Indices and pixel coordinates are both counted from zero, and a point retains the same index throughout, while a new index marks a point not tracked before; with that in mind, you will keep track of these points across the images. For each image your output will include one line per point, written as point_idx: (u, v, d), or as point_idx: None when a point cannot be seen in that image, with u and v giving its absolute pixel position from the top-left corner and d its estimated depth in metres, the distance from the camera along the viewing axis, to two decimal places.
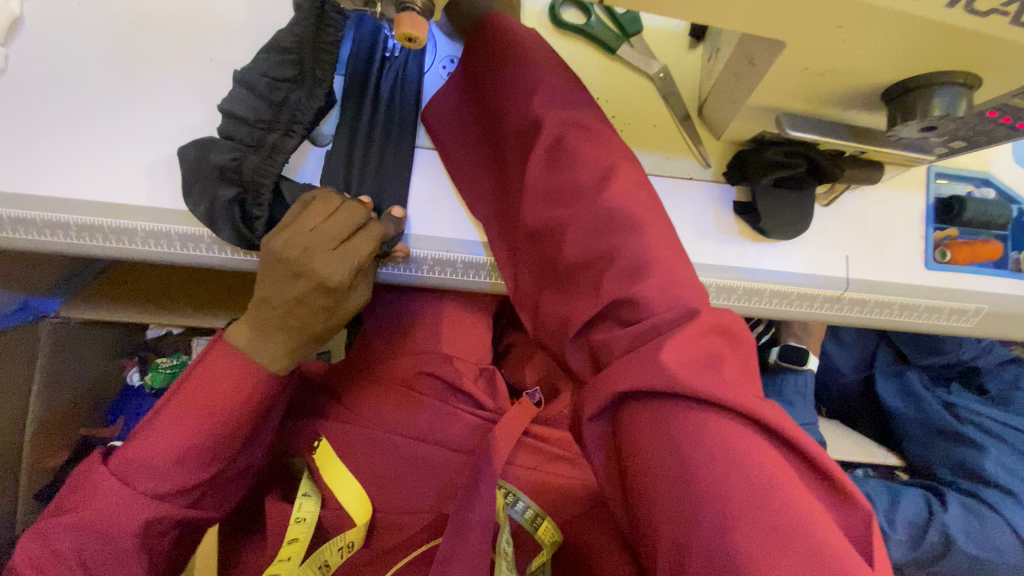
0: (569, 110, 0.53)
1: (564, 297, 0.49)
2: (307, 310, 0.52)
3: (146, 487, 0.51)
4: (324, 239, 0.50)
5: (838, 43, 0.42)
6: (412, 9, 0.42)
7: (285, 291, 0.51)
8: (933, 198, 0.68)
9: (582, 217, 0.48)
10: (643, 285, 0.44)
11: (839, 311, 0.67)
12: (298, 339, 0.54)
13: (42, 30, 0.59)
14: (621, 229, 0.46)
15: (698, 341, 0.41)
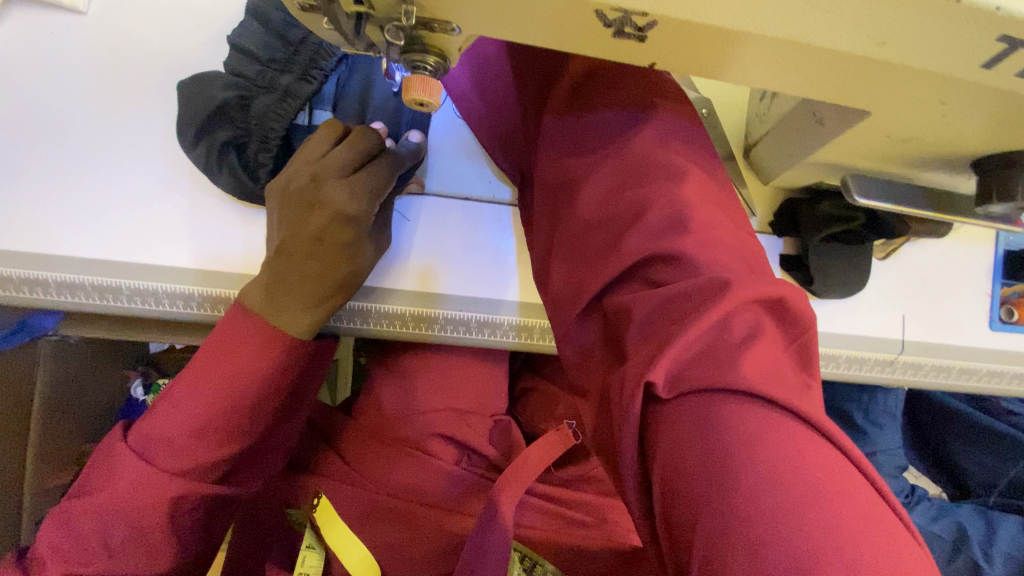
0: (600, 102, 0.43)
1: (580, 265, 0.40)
2: (324, 252, 0.46)
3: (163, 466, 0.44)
4: (335, 166, 0.46)
5: (934, 116, 0.35)
6: (424, 70, 0.36)
7: (299, 234, 0.46)
8: (1002, 250, 0.60)
9: (607, 174, 0.40)
10: (681, 241, 0.35)
11: (892, 374, 0.60)
12: (320, 291, 0.47)
13: (13, 64, 0.53)
14: (655, 196, 0.38)
15: (742, 315, 0.32)
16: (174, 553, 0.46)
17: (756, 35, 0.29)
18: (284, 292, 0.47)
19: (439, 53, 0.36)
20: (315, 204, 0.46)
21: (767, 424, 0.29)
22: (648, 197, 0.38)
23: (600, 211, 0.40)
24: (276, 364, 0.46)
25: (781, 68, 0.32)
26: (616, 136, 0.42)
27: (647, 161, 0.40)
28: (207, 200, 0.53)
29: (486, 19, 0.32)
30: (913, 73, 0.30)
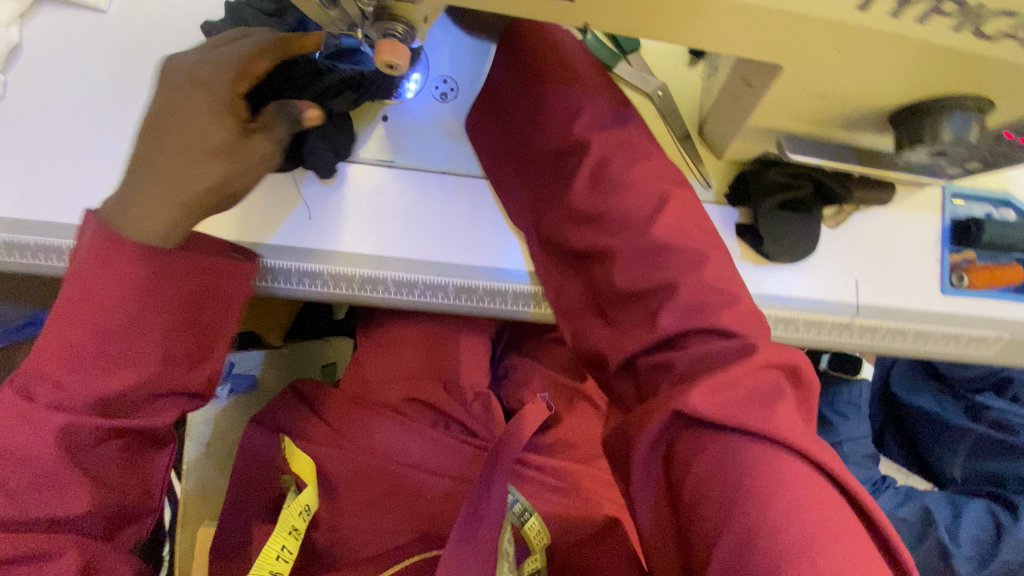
0: (618, 166, 0.52)
1: (615, 332, 0.51)
2: (195, 151, 0.41)
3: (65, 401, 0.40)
4: (218, 58, 0.43)
5: (838, 66, 0.40)
6: (393, 36, 0.41)
7: (170, 129, 0.41)
8: (949, 219, 0.64)
9: (631, 253, 0.49)
10: (705, 317, 0.46)
11: (849, 338, 0.63)
12: (185, 204, 0.41)
13: (42, 57, 0.59)
14: (681, 277, 0.48)
15: (756, 375, 0.42)
16: (94, 496, 0.42)
17: None
18: (142, 190, 0.41)
19: (406, 22, 0.41)
20: (191, 92, 0.42)
21: (791, 464, 0.38)
22: (670, 276, 0.48)
23: (624, 275, 0.49)
24: (164, 282, 0.42)
25: (695, 22, 0.37)
26: (641, 218, 0.50)
27: (660, 245, 0.49)
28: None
29: None
30: (806, 20, 0.35)
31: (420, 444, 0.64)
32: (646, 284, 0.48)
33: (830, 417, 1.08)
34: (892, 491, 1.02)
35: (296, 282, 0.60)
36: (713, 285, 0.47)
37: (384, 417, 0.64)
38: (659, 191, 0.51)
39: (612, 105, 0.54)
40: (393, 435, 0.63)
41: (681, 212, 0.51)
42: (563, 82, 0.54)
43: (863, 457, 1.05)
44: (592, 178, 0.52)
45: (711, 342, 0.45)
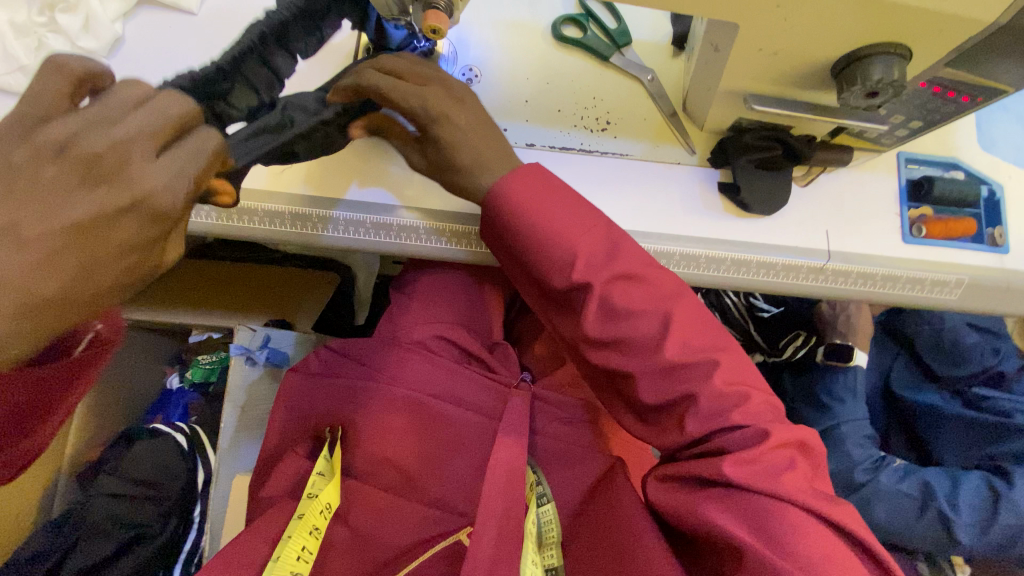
0: (614, 284, 0.56)
1: (650, 428, 0.60)
2: (27, 247, 0.36)
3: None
4: (146, 143, 0.40)
5: (782, 21, 0.51)
6: (436, 7, 0.53)
7: (56, 255, 0.37)
8: (904, 180, 0.74)
9: (648, 372, 0.55)
10: (731, 418, 0.53)
11: (825, 283, 0.71)
12: (25, 296, 0.36)
13: (137, 47, 0.71)
14: (697, 387, 0.54)
15: (772, 454, 0.52)
16: None
17: None
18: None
19: None
20: (61, 255, 0.37)
21: (792, 516, 0.49)
22: (693, 386, 0.54)
23: (601, 330, 0.56)
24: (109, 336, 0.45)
25: None
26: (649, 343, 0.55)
27: (675, 363, 0.55)
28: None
29: None
30: None
31: (447, 378, 0.70)
32: (618, 334, 0.55)
33: (827, 401, 1.05)
34: (893, 466, 1.00)
35: (337, 230, 0.69)
36: (698, 350, 0.55)
37: (414, 354, 0.71)
38: (659, 315, 0.56)
39: (608, 227, 0.58)
40: (422, 369, 0.70)
41: (684, 324, 0.56)
42: (565, 230, 0.56)
43: (865, 437, 1.03)
44: (602, 315, 0.56)
45: (732, 434, 0.53)
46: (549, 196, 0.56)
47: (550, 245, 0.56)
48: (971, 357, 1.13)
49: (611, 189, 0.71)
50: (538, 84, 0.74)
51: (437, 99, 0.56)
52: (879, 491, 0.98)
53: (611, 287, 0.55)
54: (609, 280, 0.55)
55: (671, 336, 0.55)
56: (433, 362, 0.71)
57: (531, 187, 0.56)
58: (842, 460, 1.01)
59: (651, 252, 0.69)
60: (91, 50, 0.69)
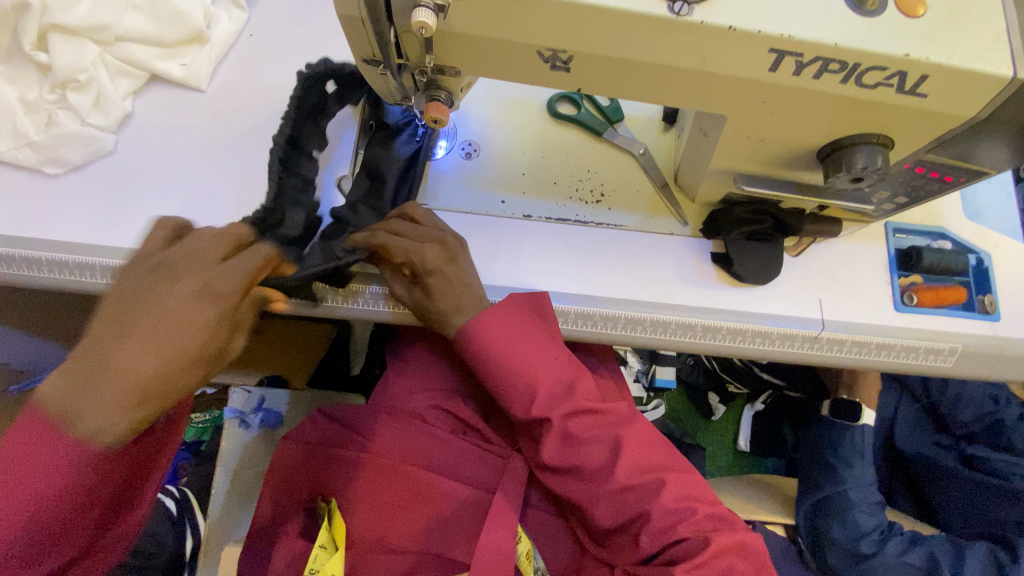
0: (574, 422, 0.59)
1: (613, 550, 0.62)
2: (129, 371, 0.39)
3: (64, 459, 0.37)
4: (215, 250, 0.46)
5: (768, 114, 0.53)
6: (439, 100, 0.56)
7: (143, 327, 0.40)
8: (893, 249, 0.76)
9: (606, 503, 0.59)
10: (679, 530, 0.56)
11: (819, 351, 0.72)
12: (132, 387, 0.38)
13: (146, 124, 0.73)
14: (648, 509, 0.57)
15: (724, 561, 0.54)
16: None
17: (633, 58, 0.48)
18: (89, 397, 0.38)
19: (448, 90, 0.56)
20: (187, 303, 0.41)
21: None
22: (647, 503, 0.57)
23: (562, 458, 0.59)
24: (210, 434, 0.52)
25: (657, 81, 0.51)
26: (604, 473, 0.58)
27: (630, 489, 0.58)
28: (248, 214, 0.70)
29: (471, 62, 0.52)
30: (735, 80, 0.49)
31: (442, 452, 0.69)
32: (573, 465, 0.59)
33: (834, 463, 1.07)
34: (899, 537, 0.98)
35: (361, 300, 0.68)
36: (648, 471, 0.59)
37: (409, 425, 0.71)
38: (610, 442, 0.59)
39: (570, 359, 0.62)
40: (416, 443, 0.69)
41: (635, 445, 0.60)
42: (526, 361, 0.60)
43: (870, 504, 1.02)
44: (561, 444, 0.59)
45: (692, 544, 0.55)
46: (509, 330, 0.60)
47: (511, 382, 0.60)
48: (968, 402, 1.15)
49: (606, 259, 0.72)
50: (534, 159, 0.76)
51: (432, 253, 0.61)
52: (885, 563, 0.95)
53: (570, 421, 0.59)
54: (569, 415, 0.59)
55: (622, 462, 0.58)
56: (428, 434, 0.70)
57: (498, 322, 0.60)
58: (846, 528, 0.99)
59: (650, 321, 0.70)
60: (101, 126, 0.71)
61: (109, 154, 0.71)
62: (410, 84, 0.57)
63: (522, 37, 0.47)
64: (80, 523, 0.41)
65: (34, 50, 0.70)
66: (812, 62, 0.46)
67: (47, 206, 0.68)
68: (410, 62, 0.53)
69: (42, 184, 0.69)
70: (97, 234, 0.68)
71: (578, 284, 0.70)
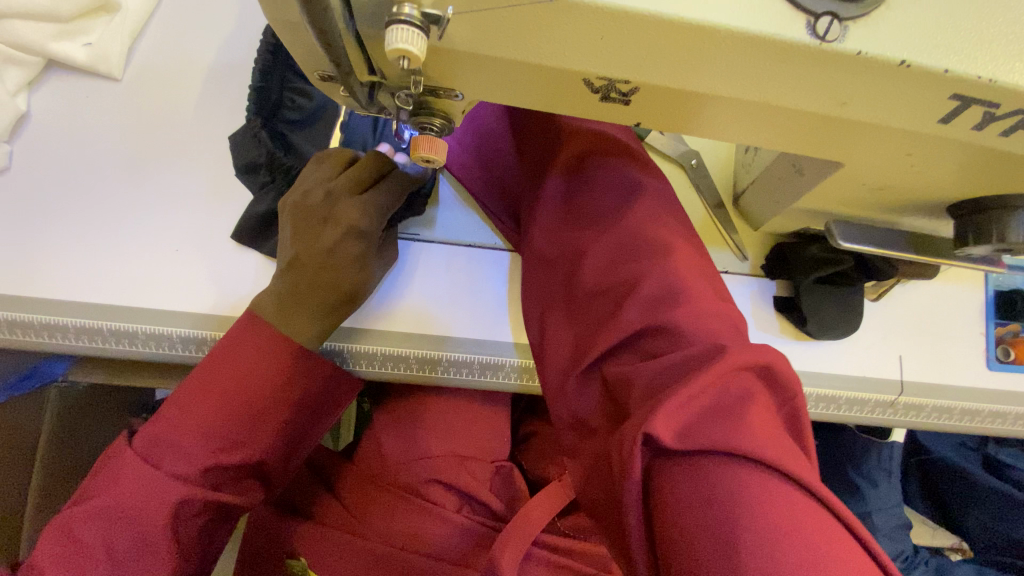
0: (596, 170, 0.50)
1: (584, 327, 0.46)
2: (337, 279, 0.49)
3: (278, 353, 0.47)
4: (346, 186, 0.51)
5: (906, 165, 0.37)
6: (430, 130, 0.39)
7: (320, 260, 0.49)
8: (992, 290, 0.62)
9: (606, 246, 0.47)
10: (674, 314, 0.41)
11: (893, 416, 0.60)
12: (334, 288, 0.49)
13: (48, 127, 0.56)
14: (647, 273, 0.44)
15: (724, 380, 0.35)
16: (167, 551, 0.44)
17: (733, 96, 0.32)
18: (299, 298, 0.49)
19: (444, 114, 0.39)
20: (342, 229, 0.50)
21: (744, 477, 0.32)
22: (642, 271, 0.44)
23: (565, 193, 0.51)
24: (288, 366, 0.47)
25: (755, 120, 0.34)
26: (613, 214, 0.48)
27: (640, 239, 0.46)
28: (191, 252, 0.55)
29: (484, 86, 0.35)
30: (877, 129, 0.33)
31: (445, 533, 0.59)
32: (584, 208, 0.49)
33: (856, 481, 1.00)
34: (924, 567, 1.00)
35: (355, 364, 0.57)
36: (657, 230, 0.46)
37: (403, 503, 0.60)
38: (625, 203, 0.48)
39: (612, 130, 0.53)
40: (413, 525, 0.59)
41: (654, 207, 0.48)
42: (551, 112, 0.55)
43: (896, 527, 1.00)
44: (570, 185, 0.51)
45: (662, 343, 0.40)
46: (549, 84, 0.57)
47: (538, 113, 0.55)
48: None
49: None
50: None
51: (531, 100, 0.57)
52: None
53: (591, 157, 0.50)
54: (587, 151, 0.51)
55: (636, 214, 0.47)
56: (427, 514, 0.59)
57: None
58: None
59: None
60: None
61: (4, 172, 0.54)
62: (389, 104, 0.39)
63: (563, 61, 0.31)
64: (263, 415, 0.47)
65: None
66: (1007, 115, 0.30)
67: None
68: (387, 79, 0.36)
69: None
70: None
71: None
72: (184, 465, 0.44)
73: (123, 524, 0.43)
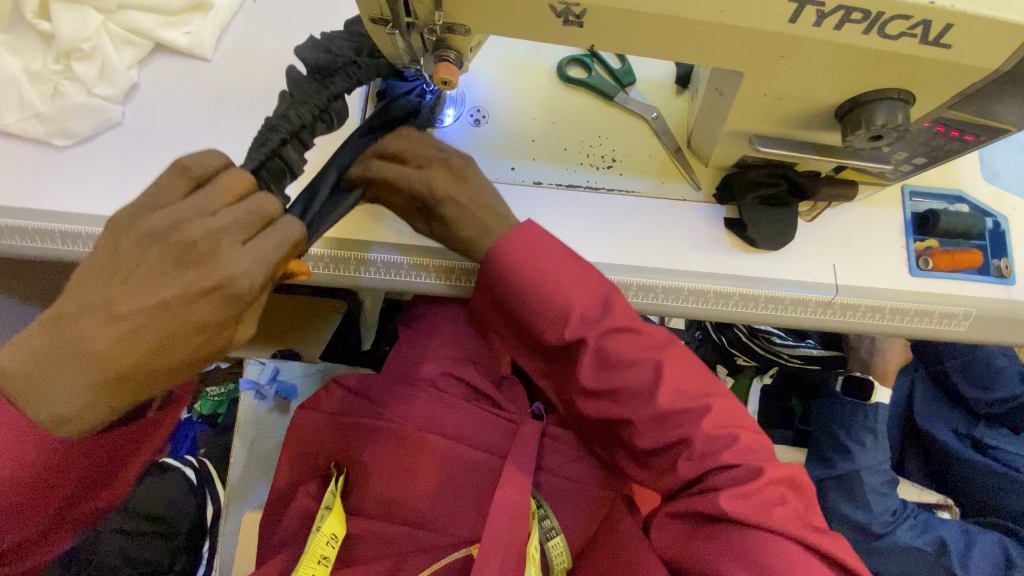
0: (617, 348, 0.56)
1: (652, 473, 0.60)
2: (138, 343, 0.42)
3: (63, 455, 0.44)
4: (231, 236, 0.45)
5: (787, 69, 0.52)
6: (447, 60, 0.54)
7: (149, 323, 0.43)
8: (910, 213, 0.75)
9: (647, 422, 0.56)
10: (725, 456, 0.54)
11: (834, 317, 0.71)
12: (120, 362, 0.42)
13: (151, 95, 0.73)
14: (692, 431, 0.55)
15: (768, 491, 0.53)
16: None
17: (649, 11, 0.47)
18: (73, 366, 0.41)
19: (457, 50, 0.55)
20: (198, 304, 0.43)
21: (766, 542, 0.50)
22: (690, 429, 0.55)
23: (596, 381, 0.57)
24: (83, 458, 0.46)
25: (671, 33, 0.49)
26: (645, 390, 0.56)
27: (673, 411, 0.55)
28: None
29: (484, 19, 0.51)
30: (753, 32, 0.47)
31: (457, 417, 0.70)
32: (613, 385, 0.56)
33: (846, 442, 1.06)
34: (909, 522, 1.04)
35: (385, 274, 0.69)
36: (690, 396, 0.56)
37: (422, 392, 0.71)
38: (653, 364, 0.56)
39: (601, 278, 0.58)
40: (430, 409, 0.70)
41: (677, 371, 0.57)
42: (560, 291, 0.56)
43: (883, 484, 1.04)
44: (598, 366, 0.56)
45: (727, 475, 0.54)
46: (553, 254, 0.57)
47: (544, 302, 0.56)
48: (999, 387, 1.10)
49: (621, 223, 0.72)
50: (544, 125, 0.76)
51: (439, 182, 0.57)
52: (895, 543, 1.02)
53: (608, 338, 0.56)
54: (607, 332, 0.56)
55: (664, 387, 0.55)
56: (441, 400, 0.71)
57: (522, 239, 0.57)
58: (862, 509, 1.04)
59: (660, 288, 0.69)
60: (107, 97, 0.70)
61: (116, 126, 0.71)
62: (419, 44, 0.55)
63: None
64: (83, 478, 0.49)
65: (37, 19, 0.70)
66: (834, 11, 0.45)
67: (59, 180, 0.68)
68: (418, 20, 0.52)
69: (52, 156, 0.69)
70: (107, 206, 0.68)
71: (586, 253, 0.70)
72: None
73: None
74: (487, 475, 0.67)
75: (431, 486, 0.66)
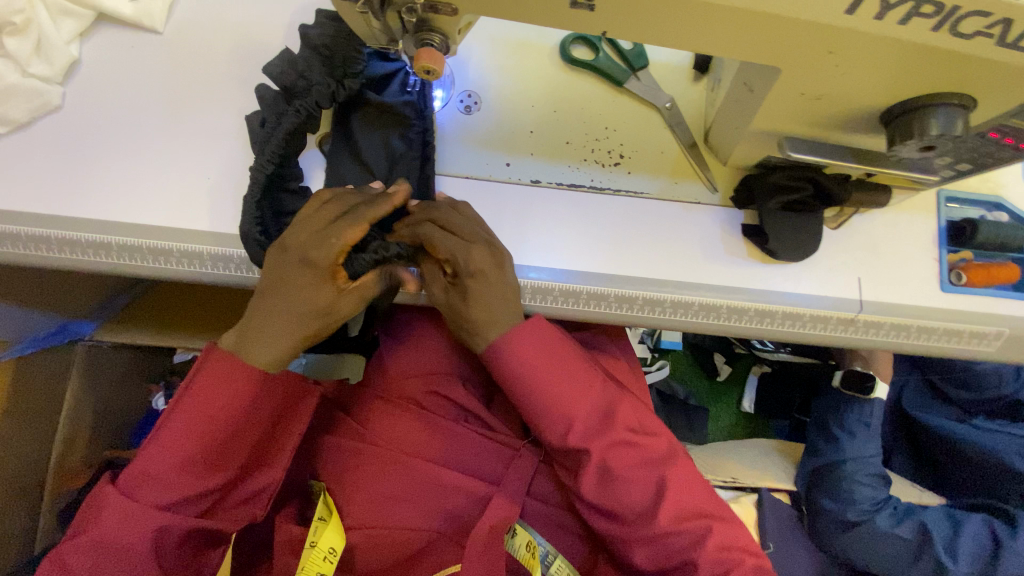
0: (617, 459, 0.53)
1: None
2: (302, 328, 0.52)
3: (243, 395, 0.50)
4: (318, 220, 0.52)
5: (831, 67, 0.44)
6: (431, 46, 0.46)
7: (280, 296, 0.52)
8: (945, 221, 0.68)
9: (641, 539, 0.53)
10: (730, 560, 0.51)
11: (855, 336, 0.64)
12: (296, 324, 0.52)
13: (96, 73, 0.64)
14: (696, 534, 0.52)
15: None
16: None
17: None
18: (255, 328, 0.52)
19: (443, 33, 0.46)
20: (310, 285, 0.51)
21: None
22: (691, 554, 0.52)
23: (596, 498, 0.54)
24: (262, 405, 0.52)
25: (700, 22, 0.41)
26: (641, 513, 0.53)
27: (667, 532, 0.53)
28: (221, 182, 0.62)
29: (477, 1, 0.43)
30: (798, 24, 0.39)
31: (441, 441, 0.65)
32: (612, 506, 0.54)
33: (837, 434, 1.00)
34: (890, 509, 0.95)
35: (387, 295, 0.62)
36: (691, 516, 0.53)
37: (405, 413, 0.66)
38: (654, 480, 0.54)
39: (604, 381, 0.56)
40: (413, 432, 0.65)
41: (679, 489, 0.54)
42: (567, 402, 0.54)
43: (870, 475, 0.98)
44: (599, 480, 0.54)
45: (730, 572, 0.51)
46: (559, 365, 0.55)
47: (549, 409, 0.54)
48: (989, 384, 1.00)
49: (630, 229, 0.65)
50: (544, 114, 0.67)
51: (479, 259, 0.54)
52: (875, 532, 0.94)
53: (612, 453, 0.53)
54: (611, 445, 0.54)
55: (665, 506, 0.53)
56: (424, 421, 0.65)
57: (527, 346, 0.54)
58: (838, 501, 0.96)
59: (668, 302, 0.63)
60: (44, 76, 0.61)
61: (57, 110, 0.62)
62: (397, 25, 0.46)
63: None
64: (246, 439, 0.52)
65: None
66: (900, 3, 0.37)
67: None
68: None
69: None
70: (47, 202, 0.60)
71: (588, 262, 0.63)
72: (166, 495, 0.48)
73: (109, 553, 0.47)
74: (472, 501, 0.62)
75: (410, 515, 0.60)
